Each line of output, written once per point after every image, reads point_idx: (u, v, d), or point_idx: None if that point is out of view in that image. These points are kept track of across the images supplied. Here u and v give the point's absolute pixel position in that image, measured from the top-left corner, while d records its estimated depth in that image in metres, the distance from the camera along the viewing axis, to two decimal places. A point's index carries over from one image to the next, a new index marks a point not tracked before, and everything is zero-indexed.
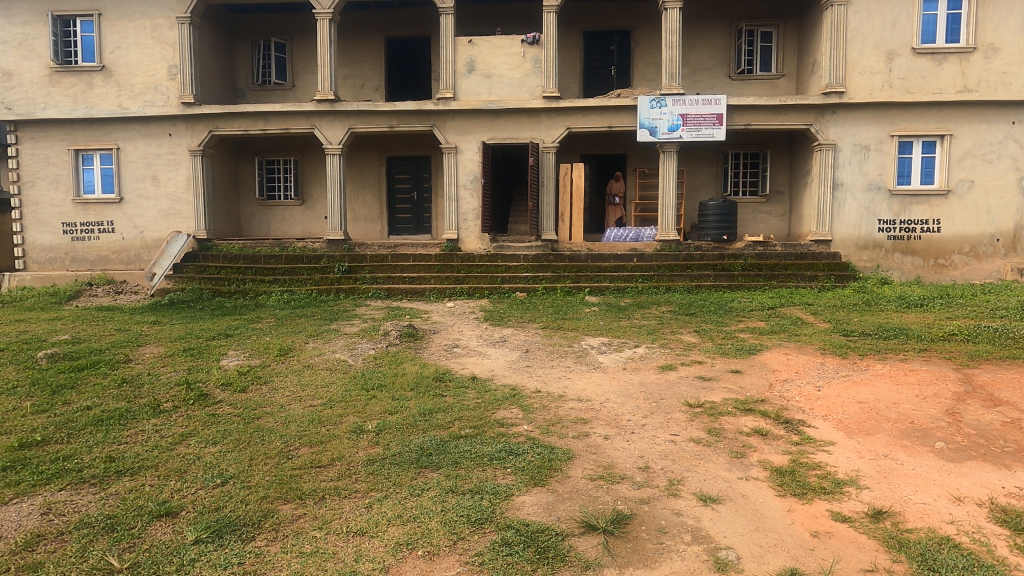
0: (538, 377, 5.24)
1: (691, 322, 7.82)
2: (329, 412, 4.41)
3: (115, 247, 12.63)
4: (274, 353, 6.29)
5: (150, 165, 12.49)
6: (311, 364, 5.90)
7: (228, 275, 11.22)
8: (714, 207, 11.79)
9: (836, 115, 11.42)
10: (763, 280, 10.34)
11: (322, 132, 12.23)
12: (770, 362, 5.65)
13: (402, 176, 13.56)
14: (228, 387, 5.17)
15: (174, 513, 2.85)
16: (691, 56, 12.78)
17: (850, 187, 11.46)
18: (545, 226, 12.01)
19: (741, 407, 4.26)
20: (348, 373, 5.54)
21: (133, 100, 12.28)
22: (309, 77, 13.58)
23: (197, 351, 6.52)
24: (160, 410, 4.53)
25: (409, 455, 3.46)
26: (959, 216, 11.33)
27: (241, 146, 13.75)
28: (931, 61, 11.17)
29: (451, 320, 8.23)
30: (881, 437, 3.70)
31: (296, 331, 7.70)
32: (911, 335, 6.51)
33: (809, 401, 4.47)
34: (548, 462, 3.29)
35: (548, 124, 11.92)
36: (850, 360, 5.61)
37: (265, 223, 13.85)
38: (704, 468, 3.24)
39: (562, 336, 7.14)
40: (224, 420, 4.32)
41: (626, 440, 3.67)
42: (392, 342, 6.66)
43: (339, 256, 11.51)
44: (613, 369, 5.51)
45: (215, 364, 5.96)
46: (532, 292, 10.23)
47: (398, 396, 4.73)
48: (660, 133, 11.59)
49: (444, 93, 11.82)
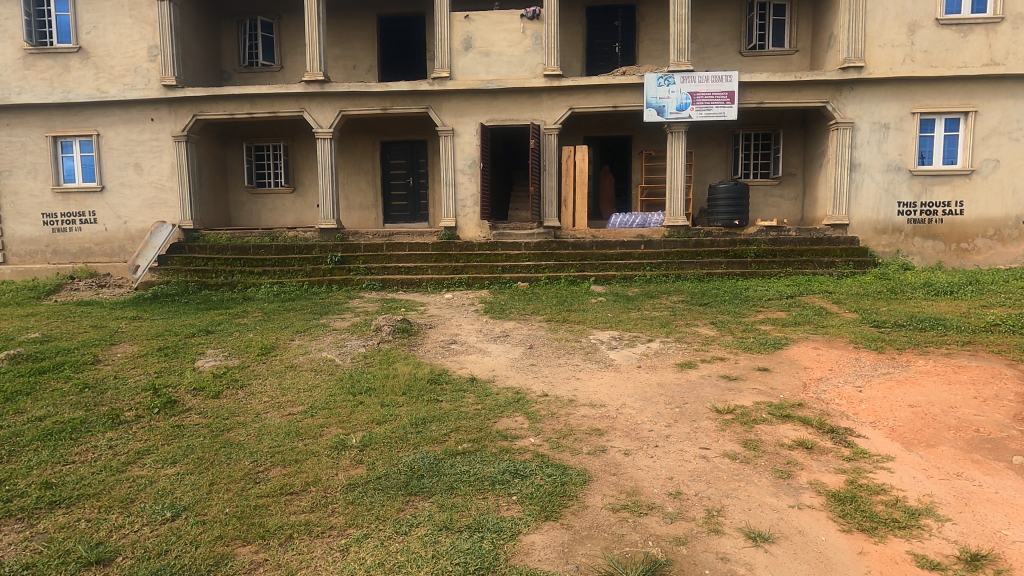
0: (544, 378, 4.70)
1: (707, 312, 7.30)
2: (309, 422, 3.90)
3: (97, 238, 12.06)
4: (255, 352, 5.78)
5: (132, 152, 11.89)
6: (295, 364, 5.38)
7: (215, 267, 10.71)
8: (725, 190, 11.22)
9: (854, 92, 10.80)
10: (777, 267, 9.82)
11: (312, 115, 11.63)
12: (800, 359, 5.11)
13: (397, 162, 12.97)
14: (200, 392, 4.66)
15: (106, 561, 2.35)
16: (700, 31, 12.13)
17: (868, 168, 10.87)
18: (547, 212, 11.43)
19: (778, 414, 3.73)
20: (335, 374, 5.03)
21: (113, 84, 11.66)
22: (298, 58, 12.93)
23: (172, 351, 6.00)
24: (119, 422, 4.02)
25: (397, 479, 2.96)
26: (984, 198, 10.74)
27: (229, 131, 13.14)
28: (955, 33, 10.54)
29: (450, 314, 7.71)
30: (947, 450, 3.19)
31: (282, 326, 7.17)
32: (950, 326, 5.97)
33: (852, 405, 3.94)
34: (560, 488, 2.79)
35: (550, 105, 11.30)
36: (887, 355, 5.09)
37: (255, 212, 13.26)
38: (747, 493, 2.74)
39: (568, 329, 6.62)
40: (190, 433, 3.80)
41: (650, 457, 3.16)
42: (384, 338, 6.15)
43: (332, 246, 10.94)
44: (627, 368, 4.98)
45: (189, 365, 5.42)
46: (535, 282, 9.71)
47: (388, 402, 4.22)
48: (668, 113, 10.97)
49: (440, 72, 11.19)
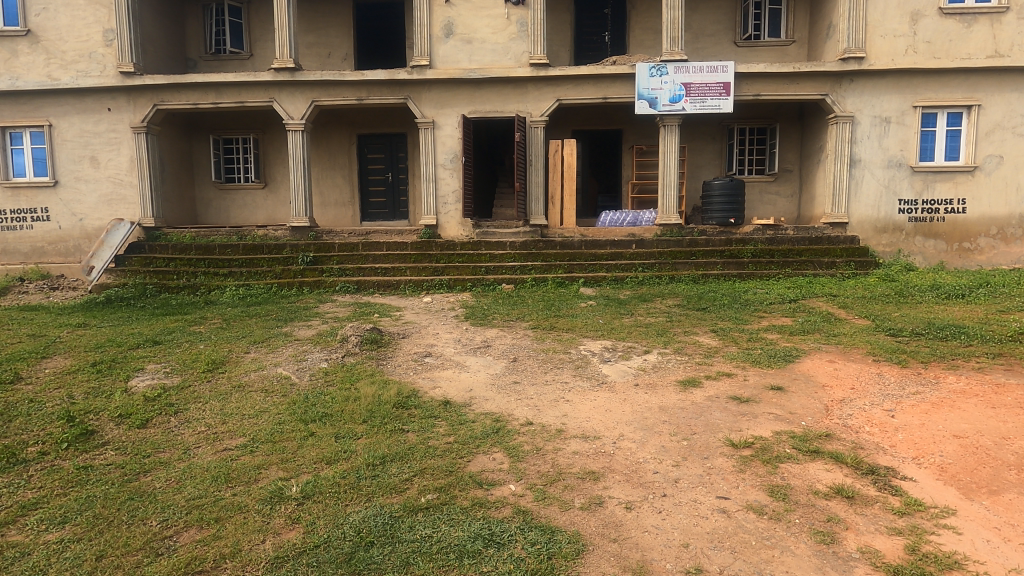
0: (529, 401, 4.08)
1: (705, 318, 6.73)
2: (245, 462, 3.24)
3: (50, 237, 11.18)
4: (201, 368, 5.08)
5: (87, 144, 11.06)
6: (244, 382, 4.70)
7: (177, 268, 9.96)
8: (719, 187, 10.69)
9: (854, 84, 10.32)
10: (775, 268, 9.31)
11: (282, 105, 10.89)
12: (816, 375, 4.54)
13: (375, 156, 12.27)
14: (125, 421, 3.97)
15: None
16: (693, 20, 11.58)
17: (868, 164, 10.40)
18: (533, 210, 10.80)
19: (805, 449, 3.14)
20: (287, 397, 4.36)
21: (64, 71, 10.81)
22: (268, 46, 12.16)
23: (106, 367, 5.26)
24: (13, 462, 3.32)
25: (338, 550, 2.32)
26: (987, 195, 10.32)
27: (195, 122, 12.33)
28: (959, 23, 10.09)
29: (427, 320, 7.06)
30: (1016, 498, 2.64)
31: (240, 335, 6.45)
32: (974, 334, 5.45)
33: (887, 436, 3.37)
34: (546, 564, 2.19)
35: (536, 96, 10.68)
36: (912, 371, 4.55)
37: (223, 209, 12.48)
38: (785, 570, 2.15)
39: (555, 339, 6.00)
40: (96, 478, 3.11)
41: (659, 512, 2.56)
42: (350, 350, 5.48)
43: (303, 245, 10.22)
44: (623, 388, 4.37)
45: (121, 385, 4.70)
46: (521, 284, 9.10)
47: (345, 433, 3.57)
48: (660, 105, 10.40)
49: (419, 60, 10.51)
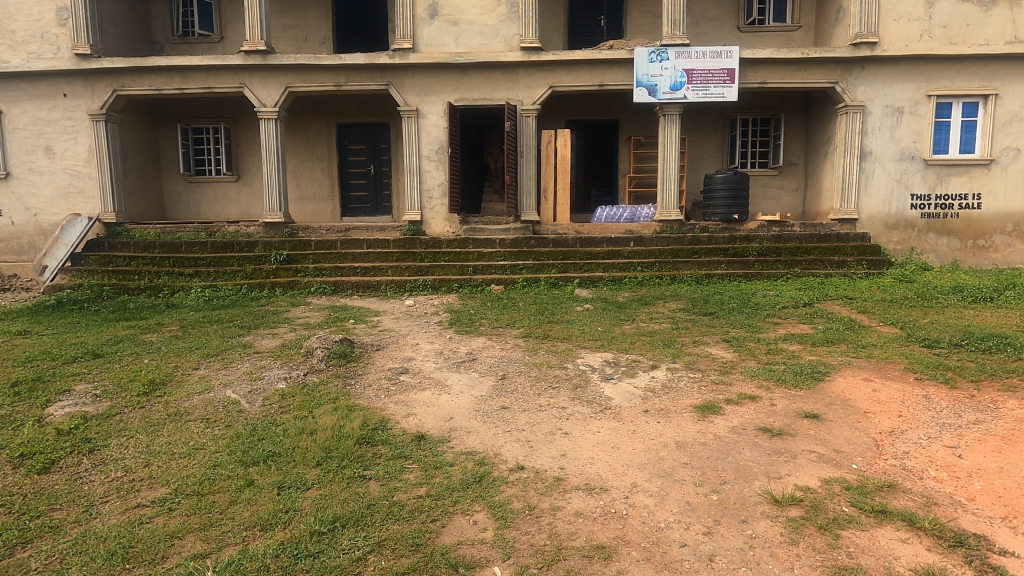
0: (520, 435, 3.41)
1: (715, 325, 6.08)
2: (154, 530, 2.51)
3: (2, 234, 10.33)
4: (136, 389, 4.34)
5: (41, 133, 10.20)
6: (183, 409, 3.97)
7: (139, 268, 9.16)
8: (722, 181, 10.03)
9: (865, 71, 9.70)
10: (783, 267, 8.69)
11: (253, 92, 10.08)
12: (854, 399, 3.88)
13: (356, 147, 11.50)
14: (24, 463, 3.23)
15: None
16: (695, 3, 10.91)
17: (880, 156, 9.79)
18: (524, 205, 10.08)
19: (867, 507, 2.49)
20: (231, 428, 3.64)
21: (14, 52, 9.94)
22: (240, 28, 11.34)
23: (25, 388, 4.49)
24: None
25: None
26: (1004, 189, 9.76)
27: (161, 109, 11.48)
28: (977, 6, 9.47)
29: (407, 328, 6.34)
30: None
31: (193, 347, 5.68)
32: (1020, 346, 4.82)
33: (961, 485, 2.73)
34: None
35: (528, 82, 9.95)
36: (963, 394, 3.91)
37: (193, 203, 11.68)
38: None
39: (549, 350, 5.31)
40: None
41: None
42: (314, 367, 4.76)
43: (277, 243, 9.45)
44: (630, 416, 3.70)
45: (34, 415, 3.93)
46: (511, 285, 8.39)
47: (292, 482, 2.87)
48: (660, 93, 9.73)
49: (401, 43, 9.74)
